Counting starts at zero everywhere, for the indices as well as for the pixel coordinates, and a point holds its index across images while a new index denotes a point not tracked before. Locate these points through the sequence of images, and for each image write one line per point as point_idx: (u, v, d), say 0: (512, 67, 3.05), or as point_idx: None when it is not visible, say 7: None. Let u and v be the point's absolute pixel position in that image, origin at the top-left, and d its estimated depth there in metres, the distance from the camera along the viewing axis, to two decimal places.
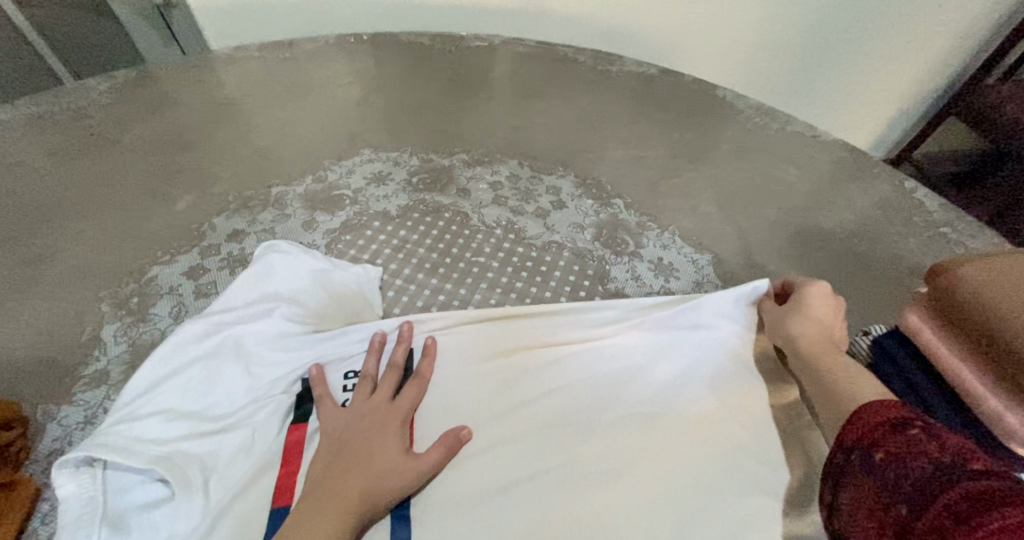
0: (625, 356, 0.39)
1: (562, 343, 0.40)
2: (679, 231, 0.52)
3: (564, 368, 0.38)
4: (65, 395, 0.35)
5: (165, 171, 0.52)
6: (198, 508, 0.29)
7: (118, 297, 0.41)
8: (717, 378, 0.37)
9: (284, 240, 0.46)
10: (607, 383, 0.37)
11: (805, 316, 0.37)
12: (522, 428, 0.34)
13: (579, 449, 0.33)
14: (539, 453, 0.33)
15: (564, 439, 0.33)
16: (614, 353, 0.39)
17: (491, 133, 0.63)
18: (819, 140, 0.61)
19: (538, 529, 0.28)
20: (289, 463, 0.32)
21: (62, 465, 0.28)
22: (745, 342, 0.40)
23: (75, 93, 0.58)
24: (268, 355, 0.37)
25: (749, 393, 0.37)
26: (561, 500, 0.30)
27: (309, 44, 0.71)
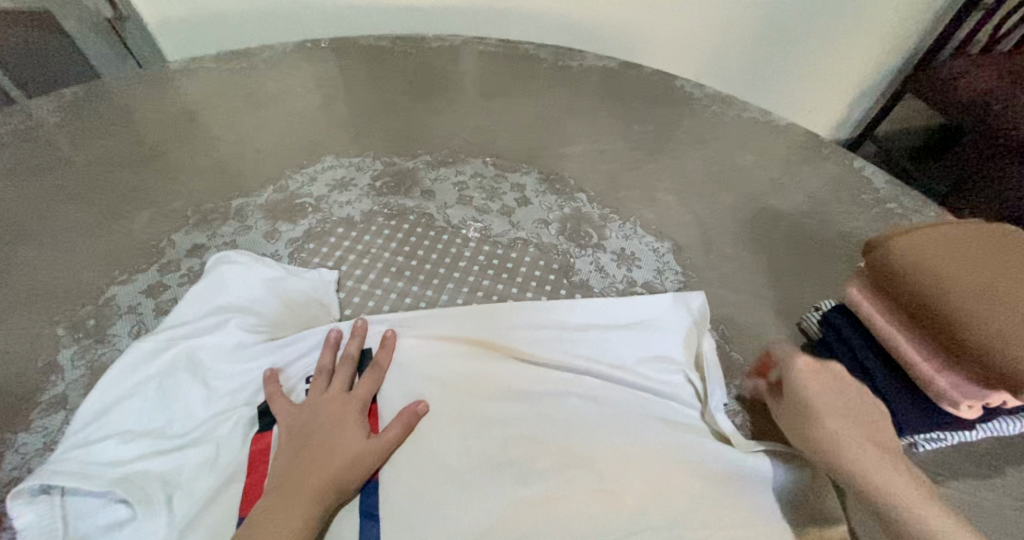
0: (576, 349, 0.41)
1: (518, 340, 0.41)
2: (640, 221, 0.53)
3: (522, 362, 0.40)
4: (20, 423, 0.34)
5: (121, 189, 0.51)
6: (163, 524, 0.29)
7: (75, 319, 0.40)
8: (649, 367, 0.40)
9: (234, 251, 0.46)
10: (560, 375, 0.39)
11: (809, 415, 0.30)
12: (482, 418, 0.35)
13: (534, 438, 0.33)
14: (501, 443, 0.33)
15: (520, 427, 0.34)
16: (566, 346, 0.41)
17: (454, 133, 0.64)
18: (773, 126, 0.63)
19: (500, 513, 0.29)
20: (256, 473, 0.31)
21: (17, 495, 0.28)
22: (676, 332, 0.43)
23: (22, 114, 0.56)
24: (223, 367, 0.37)
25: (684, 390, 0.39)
26: (521, 485, 0.30)
27: (268, 52, 0.70)
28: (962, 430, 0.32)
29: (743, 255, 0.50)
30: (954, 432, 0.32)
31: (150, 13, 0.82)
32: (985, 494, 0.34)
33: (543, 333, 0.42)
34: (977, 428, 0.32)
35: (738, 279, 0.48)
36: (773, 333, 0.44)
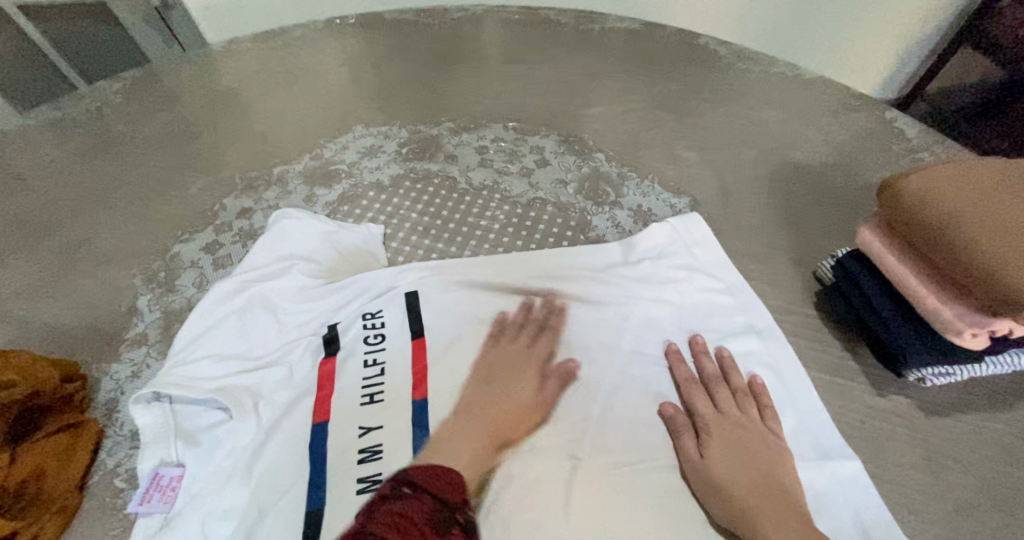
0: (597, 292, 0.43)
1: (546, 283, 0.44)
2: (658, 178, 0.54)
3: (542, 305, 0.42)
4: (113, 355, 0.40)
5: (177, 160, 0.57)
6: (252, 425, 0.35)
7: (148, 272, 0.46)
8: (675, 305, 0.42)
9: (293, 208, 0.51)
10: (576, 316, 0.42)
11: (720, 433, 0.32)
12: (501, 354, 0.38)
13: (543, 370, 0.38)
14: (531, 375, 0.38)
15: (532, 361, 0.38)
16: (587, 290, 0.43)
17: (476, 99, 0.66)
18: (800, 79, 0.61)
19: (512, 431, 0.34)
20: (325, 390, 0.38)
21: (137, 401, 0.35)
22: (704, 270, 0.44)
23: (91, 96, 0.62)
24: (290, 305, 0.43)
25: (713, 320, 0.41)
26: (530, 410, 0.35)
27: (300, 30, 0.74)
28: (970, 363, 0.32)
29: (762, 206, 0.50)
30: (963, 366, 0.32)
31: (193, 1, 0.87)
32: (993, 426, 0.34)
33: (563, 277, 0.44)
34: (983, 362, 0.32)
35: (755, 229, 0.48)
36: (789, 278, 0.44)
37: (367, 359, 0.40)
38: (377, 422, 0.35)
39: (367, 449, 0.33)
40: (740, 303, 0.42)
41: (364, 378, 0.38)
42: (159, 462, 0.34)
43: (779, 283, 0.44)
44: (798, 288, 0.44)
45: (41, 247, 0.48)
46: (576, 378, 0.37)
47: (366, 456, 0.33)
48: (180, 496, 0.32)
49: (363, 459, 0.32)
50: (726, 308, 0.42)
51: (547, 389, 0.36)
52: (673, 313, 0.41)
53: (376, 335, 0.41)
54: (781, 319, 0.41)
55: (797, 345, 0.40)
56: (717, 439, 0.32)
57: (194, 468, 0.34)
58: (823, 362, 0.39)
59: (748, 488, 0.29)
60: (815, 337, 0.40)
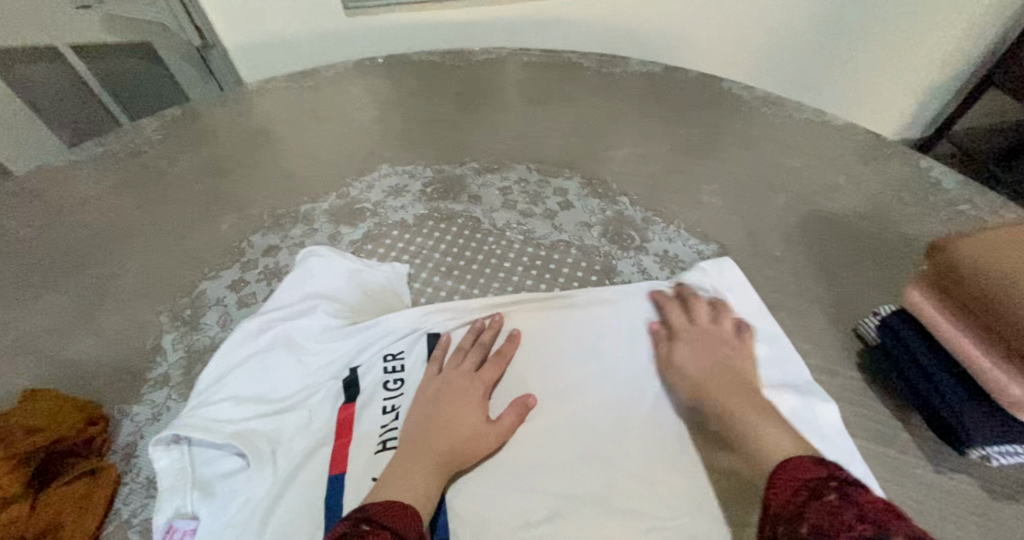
0: (621, 342, 0.42)
1: (572, 328, 0.43)
2: (685, 223, 0.53)
3: (565, 354, 0.42)
4: (135, 396, 0.40)
5: (209, 197, 0.58)
6: (269, 474, 0.34)
7: (175, 309, 0.46)
8: None
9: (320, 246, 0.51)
10: (600, 367, 0.41)
11: (707, 340, 0.39)
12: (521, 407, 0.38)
13: (564, 426, 0.37)
14: (554, 428, 0.37)
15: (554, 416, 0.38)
16: (611, 340, 0.42)
17: (500, 141, 0.67)
18: (828, 125, 0.61)
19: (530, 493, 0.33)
20: (341, 437, 0.37)
21: (157, 443, 0.34)
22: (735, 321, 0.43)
23: (131, 133, 0.65)
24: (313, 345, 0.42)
25: None
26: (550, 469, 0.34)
27: (331, 71, 0.76)
28: None
29: (794, 255, 0.48)
30: None
31: (229, 38, 0.86)
32: None
33: (588, 324, 0.43)
34: None
35: (787, 280, 0.47)
36: (827, 335, 0.42)
37: (385, 405, 0.39)
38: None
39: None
40: (776, 358, 0.40)
41: (382, 426, 0.38)
42: (174, 513, 0.33)
43: (817, 339, 0.42)
44: (837, 345, 0.42)
45: (73, 281, 0.48)
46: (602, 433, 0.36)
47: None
48: None
49: None
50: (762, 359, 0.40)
51: (569, 447, 0.36)
52: None
53: (396, 379, 0.41)
54: (820, 380, 0.39)
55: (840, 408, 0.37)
56: (685, 349, 0.39)
57: (208, 520, 0.33)
58: (869, 428, 0.36)
59: (725, 386, 0.35)
60: (858, 400, 0.38)
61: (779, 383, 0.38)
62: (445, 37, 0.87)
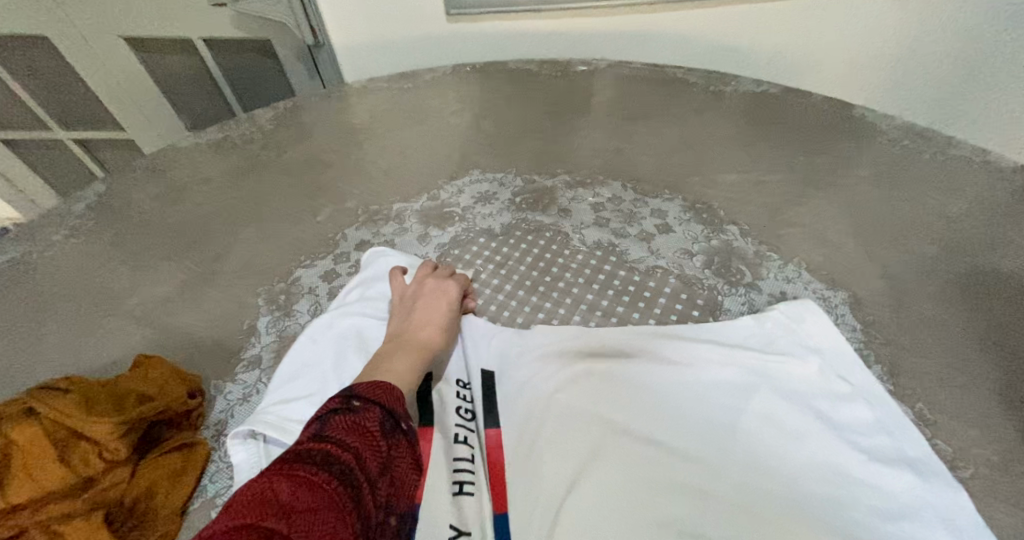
0: (701, 380, 0.37)
1: (637, 355, 0.39)
2: (806, 263, 0.47)
3: (636, 382, 0.37)
4: (230, 374, 0.41)
5: (310, 187, 0.60)
6: None
7: (271, 293, 0.47)
8: (803, 406, 0.34)
9: (388, 248, 0.51)
10: (676, 403, 0.36)
11: None
12: (584, 432, 0.34)
13: (630, 458, 0.32)
14: (619, 462, 0.32)
15: (623, 446, 0.33)
16: (689, 376, 0.37)
17: (595, 155, 0.64)
18: (992, 166, 0.52)
19: (579, 522, 0.29)
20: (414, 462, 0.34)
21: (233, 436, 0.34)
22: (831, 368, 0.37)
23: (248, 121, 0.69)
24: None
25: (852, 437, 0.33)
26: (607, 501, 0.30)
27: (429, 74, 0.77)
28: None
29: (948, 317, 0.41)
30: None
31: (338, 40, 0.90)
32: None
33: (663, 353, 0.39)
34: None
35: (939, 345, 0.39)
36: (997, 419, 0.35)
37: (459, 437, 0.36)
38: (467, 525, 0.31)
39: None
40: (886, 426, 0.33)
41: (455, 460, 0.34)
42: None
43: (983, 421, 0.35)
44: (1013, 433, 0.34)
45: (186, 256, 0.51)
46: (678, 479, 0.31)
47: None
48: None
49: None
50: (878, 430, 0.33)
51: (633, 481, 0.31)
52: (804, 415, 0.34)
53: (468, 411, 0.39)
54: (994, 478, 0.32)
55: None
56: None
57: None
58: None
59: None
60: None
61: (900, 463, 0.31)
62: (540, 45, 0.85)
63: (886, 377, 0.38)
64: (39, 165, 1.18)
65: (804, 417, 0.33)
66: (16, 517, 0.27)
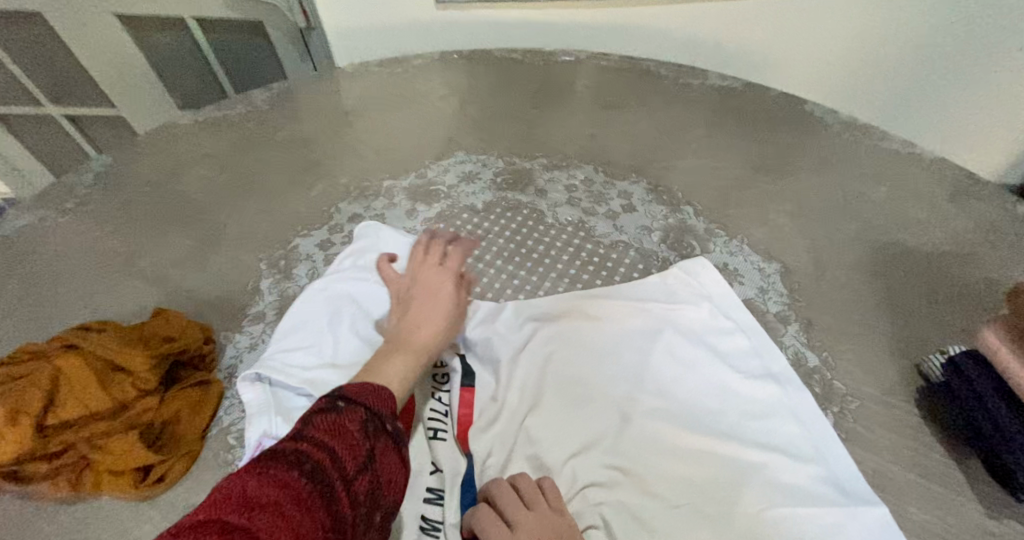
0: (634, 330, 0.44)
1: (584, 312, 0.46)
2: (748, 239, 0.54)
3: (582, 333, 0.44)
4: (237, 327, 0.46)
5: (306, 165, 0.65)
6: None
7: (272, 258, 0.53)
8: (713, 353, 0.42)
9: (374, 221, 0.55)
10: (614, 349, 0.43)
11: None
12: (540, 372, 0.42)
13: (574, 391, 0.40)
14: (557, 390, 0.40)
15: (570, 382, 0.41)
16: (625, 328, 0.44)
17: (570, 141, 0.69)
18: (917, 158, 0.59)
19: (535, 438, 0.38)
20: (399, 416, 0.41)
21: (243, 381, 0.40)
22: (738, 325, 0.45)
23: (245, 101, 0.73)
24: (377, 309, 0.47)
25: (745, 374, 0.41)
26: (555, 423, 0.38)
27: (419, 60, 0.82)
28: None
29: (861, 285, 0.48)
30: None
31: (330, 23, 0.93)
32: None
33: (606, 310, 0.46)
34: None
35: (850, 308, 0.46)
36: (886, 366, 0.42)
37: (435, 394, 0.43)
38: (441, 464, 0.38)
39: (433, 490, 0.37)
40: (778, 368, 0.41)
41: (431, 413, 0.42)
42: (262, 433, 0.38)
43: (875, 367, 0.42)
44: (897, 377, 0.41)
45: (192, 224, 0.56)
46: (611, 405, 0.39)
47: (432, 498, 0.37)
48: None
49: (429, 499, 0.37)
50: (769, 372, 0.41)
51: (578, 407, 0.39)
52: (712, 360, 0.42)
53: (442, 374, 0.44)
54: (872, 410, 0.39)
55: (889, 438, 0.38)
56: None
57: None
58: (916, 460, 0.36)
59: None
60: (911, 431, 0.38)
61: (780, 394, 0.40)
62: (525, 34, 0.90)
63: (802, 333, 0.45)
64: (26, 138, 1.19)
65: (698, 352, 0.42)
66: (60, 435, 0.33)
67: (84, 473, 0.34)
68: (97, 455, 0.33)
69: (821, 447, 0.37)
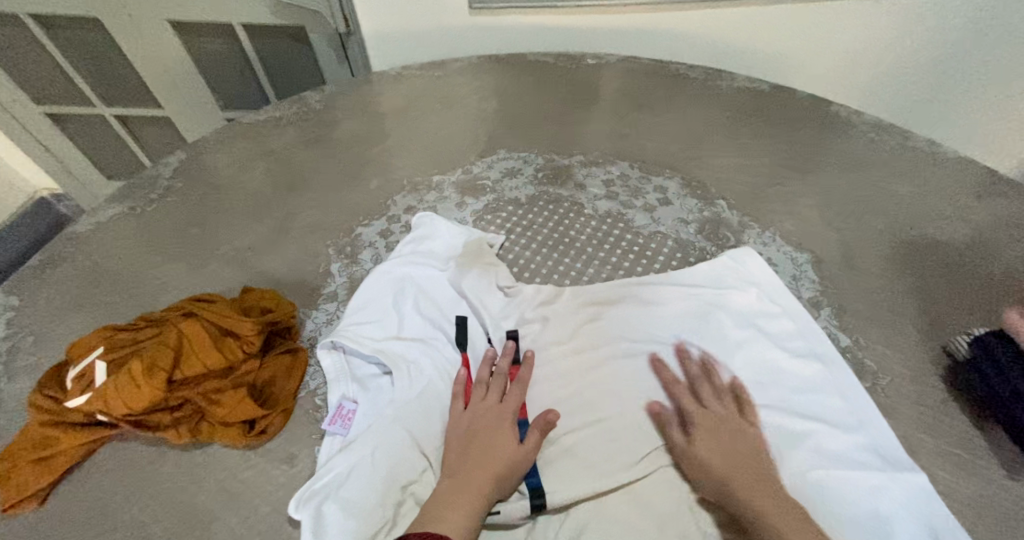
0: (683, 316, 0.48)
1: (632, 300, 0.50)
2: (780, 231, 0.57)
3: (630, 320, 0.48)
4: (313, 305, 0.51)
5: (360, 161, 0.70)
6: (407, 382, 0.43)
7: (339, 245, 0.57)
8: (763, 334, 0.46)
9: (430, 213, 0.60)
10: (663, 333, 0.47)
11: (701, 430, 0.38)
12: (596, 353, 0.46)
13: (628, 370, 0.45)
14: (612, 368, 0.45)
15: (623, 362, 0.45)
16: (674, 315, 0.48)
17: (606, 139, 0.73)
18: (940, 156, 0.62)
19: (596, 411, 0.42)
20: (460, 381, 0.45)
21: (321, 347, 0.45)
22: (783, 310, 0.48)
23: (299, 102, 0.78)
24: (436, 290, 0.52)
25: (793, 353, 0.44)
26: (612, 397, 0.43)
27: (458, 63, 0.86)
28: None
29: (889, 273, 0.51)
30: None
31: (368, 29, 0.98)
32: None
33: (655, 298, 0.50)
34: None
35: (879, 294, 0.50)
36: (914, 346, 0.46)
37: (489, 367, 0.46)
38: None
39: None
40: (823, 348, 0.44)
41: None
42: (341, 396, 0.43)
43: (905, 347, 0.46)
44: (924, 357, 0.45)
45: (264, 214, 0.61)
46: (662, 382, 0.43)
47: None
48: (355, 422, 0.41)
49: None
50: (812, 350, 0.44)
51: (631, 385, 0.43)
52: (761, 343, 0.45)
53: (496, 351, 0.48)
54: (902, 385, 0.43)
55: (918, 410, 0.41)
56: (709, 441, 0.37)
57: (365, 404, 0.42)
58: (944, 430, 0.40)
59: (740, 475, 0.35)
60: (940, 404, 0.42)
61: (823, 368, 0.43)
62: (556, 40, 0.94)
63: (834, 315, 0.49)
64: (79, 139, 1.26)
65: (745, 334, 0.46)
66: (183, 389, 0.38)
67: (199, 423, 0.39)
68: (213, 407, 0.38)
69: (865, 418, 0.40)
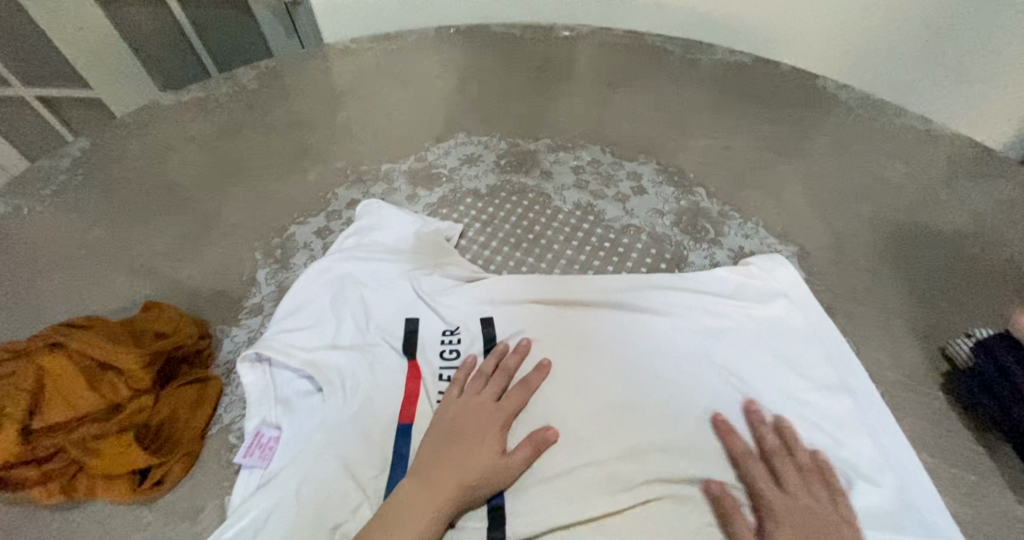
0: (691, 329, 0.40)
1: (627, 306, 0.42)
2: (763, 222, 0.52)
3: (621, 325, 0.40)
4: (234, 320, 0.44)
5: (298, 148, 0.61)
6: (339, 402, 0.37)
7: (268, 247, 0.50)
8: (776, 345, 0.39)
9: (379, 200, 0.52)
10: (665, 346, 0.39)
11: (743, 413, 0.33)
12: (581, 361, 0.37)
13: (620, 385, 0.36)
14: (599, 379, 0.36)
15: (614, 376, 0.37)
16: (679, 327, 0.40)
17: (576, 120, 0.66)
18: (934, 134, 0.57)
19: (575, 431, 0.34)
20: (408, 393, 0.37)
21: (243, 359, 0.39)
22: (798, 315, 0.41)
23: (228, 80, 0.68)
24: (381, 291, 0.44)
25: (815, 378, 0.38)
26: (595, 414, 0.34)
27: (413, 35, 0.77)
28: None
29: (880, 268, 0.47)
30: None
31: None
32: None
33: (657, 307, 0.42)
34: None
35: (869, 293, 0.45)
36: (909, 350, 0.41)
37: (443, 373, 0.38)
38: None
39: None
40: (835, 356, 0.39)
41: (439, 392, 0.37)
42: (261, 421, 0.37)
43: (898, 352, 0.41)
44: (919, 362, 0.41)
45: (181, 212, 0.53)
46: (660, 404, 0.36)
47: None
48: (276, 454, 0.35)
49: None
50: (827, 363, 0.39)
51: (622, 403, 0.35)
52: (779, 367, 0.38)
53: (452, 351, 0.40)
54: (895, 395, 0.39)
55: (914, 424, 0.37)
56: None
57: (289, 430, 0.36)
58: (941, 444, 0.36)
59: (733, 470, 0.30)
60: (938, 415, 0.38)
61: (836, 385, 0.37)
62: (523, 6, 0.85)
63: None
64: None
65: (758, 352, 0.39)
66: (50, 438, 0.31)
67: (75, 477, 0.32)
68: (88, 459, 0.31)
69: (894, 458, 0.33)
